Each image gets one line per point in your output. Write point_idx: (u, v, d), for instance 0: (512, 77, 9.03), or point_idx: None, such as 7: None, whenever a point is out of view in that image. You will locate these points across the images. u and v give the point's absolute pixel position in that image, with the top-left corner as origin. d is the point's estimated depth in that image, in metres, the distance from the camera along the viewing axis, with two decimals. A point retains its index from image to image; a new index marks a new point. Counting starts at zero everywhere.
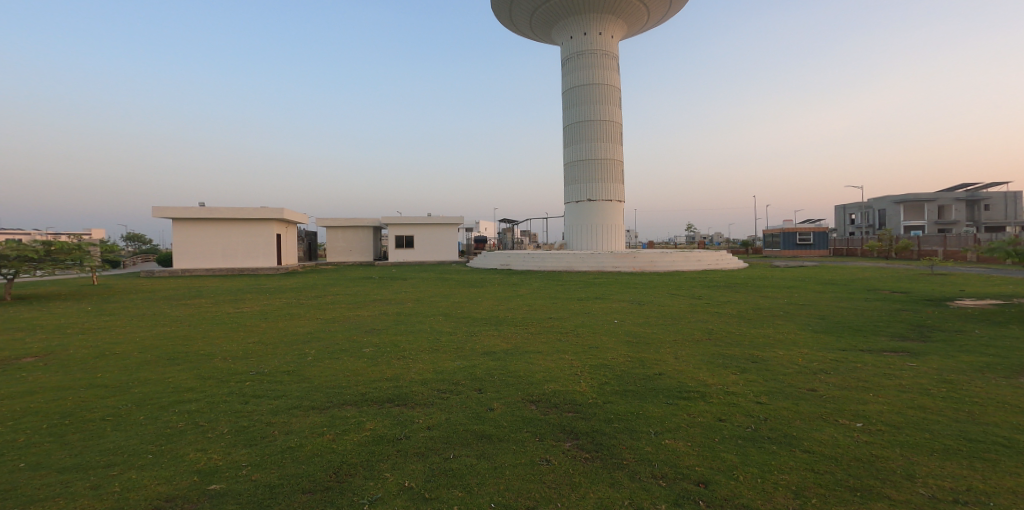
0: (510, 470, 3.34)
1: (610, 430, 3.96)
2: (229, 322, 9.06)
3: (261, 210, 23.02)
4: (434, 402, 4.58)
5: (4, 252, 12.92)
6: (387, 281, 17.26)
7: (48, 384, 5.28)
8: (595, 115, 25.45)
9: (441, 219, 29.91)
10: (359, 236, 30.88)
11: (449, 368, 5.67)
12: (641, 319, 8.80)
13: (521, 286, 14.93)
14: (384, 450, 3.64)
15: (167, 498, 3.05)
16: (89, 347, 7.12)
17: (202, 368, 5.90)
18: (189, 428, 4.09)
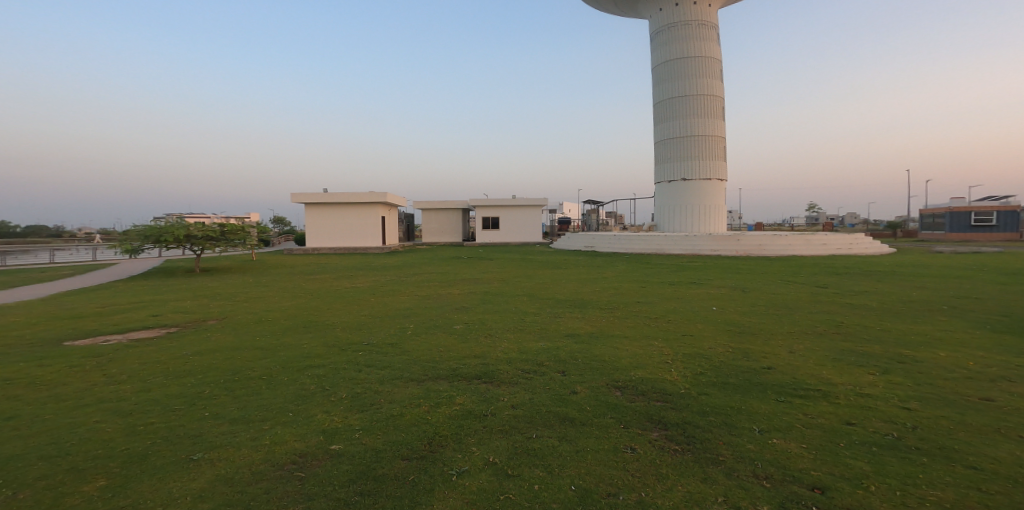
0: (594, 454, 3.33)
1: (706, 422, 3.74)
2: (345, 296, 10.12)
3: (370, 194, 25.13)
4: (519, 382, 4.69)
5: (194, 232, 15.66)
6: (480, 261, 17.87)
7: (218, 344, 6.39)
8: (694, 89, 23.49)
9: (526, 201, 30.09)
10: (450, 217, 32.38)
11: (533, 348, 5.75)
12: (741, 307, 8.12)
13: (614, 268, 14.59)
14: (473, 424, 3.84)
15: (300, 453, 3.51)
16: (248, 313, 8.45)
17: (326, 337, 6.69)
18: (318, 391, 4.68)
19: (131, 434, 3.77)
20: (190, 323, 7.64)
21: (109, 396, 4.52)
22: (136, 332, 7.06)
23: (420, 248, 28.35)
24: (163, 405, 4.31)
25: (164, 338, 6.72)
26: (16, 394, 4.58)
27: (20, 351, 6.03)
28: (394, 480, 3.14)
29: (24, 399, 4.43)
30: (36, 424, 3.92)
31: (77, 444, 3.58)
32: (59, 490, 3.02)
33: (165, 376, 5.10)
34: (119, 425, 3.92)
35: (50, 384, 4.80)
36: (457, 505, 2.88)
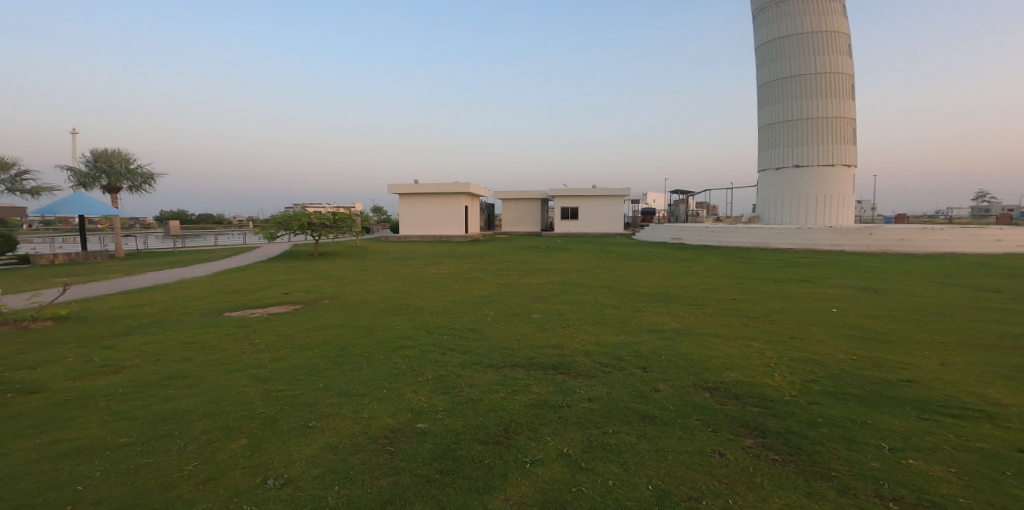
0: (677, 456, 3.18)
1: (813, 434, 3.40)
2: (432, 281, 10.61)
3: (453, 184, 25.95)
4: (597, 375, 4.60)
5: (314, 221, 17.28)
6: (562, 251, 17.79)
7: (327, 321, 7.01)
8: (814, 68, 21.14)
9: (606, 191, 29.15)
10: (529, 207, 32.57)
11: (613, 342, 5.61)
12: (851, 308, 7.31)
13: (706, 262, 13.78)
14: (550, 414, 3.85)
15: (392, 429, 3.75)
16: (351, 295, 9.16)
17: (417, 319, 7.08)
18: (407, 371, 4.97)
19: (268, 399, 4.23)
20: (307, 302, 8.46)
21: (246, 364, 5.12)
22: (271, 307, 7.98)
23: (500, 237, 28.87)
24: (289, 375, 4.79)
25: (289, 314, 7.50)
26: (184, 357, 5.33)
27: (186, 320, 7.05)
28: (473, 463, 3.25)
29: (191, 361, 5.18)
30: (195, 384, 4.53)
31: (227, 406, 4.07)
32: (213, 444, 3.45)
33: (289, 348, 5.68)
34: (257, 391, 4.40)
35: (208, 350, 5.56)
36: (531, 493, 2.91)
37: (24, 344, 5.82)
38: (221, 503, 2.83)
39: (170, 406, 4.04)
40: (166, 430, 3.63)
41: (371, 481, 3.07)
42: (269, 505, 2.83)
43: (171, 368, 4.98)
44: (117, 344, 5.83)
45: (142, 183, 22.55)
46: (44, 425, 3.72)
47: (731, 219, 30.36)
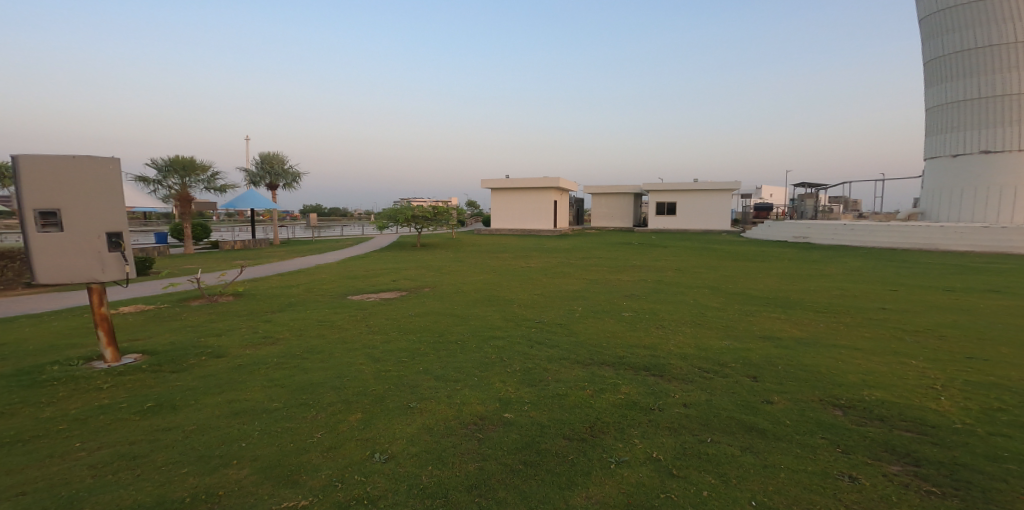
0: (792, 474, 2.93)
1: (993, 469, 2.93)
2: (522, 274, 10.77)
3: (543, 179, 25.97)
4: (695, 380, 4.38)
5: (417, 214, 18.29)
6: (657, 248, 17.12)
7: (429, 308, 7.40)
8: (1014, 36, 17.93)
9: (709, 185, 27.49)
10: (622, 202, 31.74)
11: (716, 346, 5.29)
12: (1018, 327, 6.15)
13: (823, 264, 12.45)
14: (638, 416, 3.75)
15: (480, 417, 3.86)
16: (447, 284, 9.59)
17: (507, 311, 7.23)
18: (497, 361, 5.09)
19: (379, 377, 4.58)
20: (410, 289, 9.01)
21: (362, 343, 5.59)
22: (383, 293, 8.63)
23: (589, 232, 28.47)
24: (395, 356, 5.14)
25: (394, 299, 8.04)
26: (317, 333, 5.96)
27: (319, 301, 7.89)
28: (557, 457, 3.27)
29: (322, 338, 5.77)
30: (325, 359, 5.04)
31: (347, 381, 4.47)
32: (337, 415, 3.81)
33: (396, 331, 6.11)
34: (371, 369, 4.78)
35: (330, 329, 6.15)
36: (614, 493, 2.86)
37: (212, 313, 6.91)
38: (338, 471, 3.12)
39: (306, 378, 4.53)
40: (303, 399, 4.07)
41: (460, 465, 3.20)
42: (374, 476, 3.07)
43: (308, 343, 5.58)
44: (275, 318, 6.67)
45: (291, 180, 25.54)
46: (224, 385, 4.36)
47: (881, 214, 27.09)
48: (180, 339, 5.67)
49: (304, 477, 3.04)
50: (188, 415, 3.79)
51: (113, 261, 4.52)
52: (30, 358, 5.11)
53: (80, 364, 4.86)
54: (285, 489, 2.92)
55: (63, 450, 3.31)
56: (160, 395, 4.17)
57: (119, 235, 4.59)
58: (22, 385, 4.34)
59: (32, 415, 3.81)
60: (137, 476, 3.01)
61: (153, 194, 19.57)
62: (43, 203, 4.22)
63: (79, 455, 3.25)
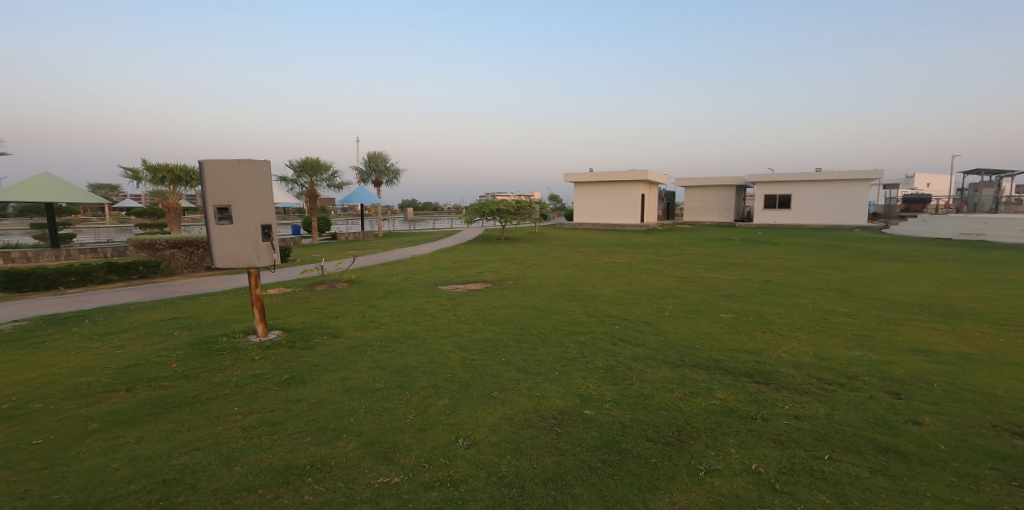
0: (938, 504, 2.61)
1: None
2: (607, 269, 10.56)
3: (629, 172, 25.24)
4: (811, 391, 4.03)
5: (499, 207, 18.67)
6: (758, 245, 15.91)
7: (515, 301, 7.52)
8: None
9: (834, 175, 24.90)
10: (719, 195, 29.89)
11: (842, 357, 4.82)
12: None
13: (957, 267, 10.77)
14: (735, 424, 3.54)
15: (560, 411, 3.87)
16: (532, 278, 9.67)
17: (590, 306, 7.15)
18: (578, 356, 5.05)
19: (465, 365, 4.76)
20: (494, 281, 9.22)
21: (451, 332, 5.83)
22: (470, 284, 8.93)
23: (680, 227, 27.20)
24: (480, 346, 5.29)
25: (481, 291, 8.29)
26: (412, 320, 6.32)
27: (414, 289, 8.35)
28: (638, 457, 3.18)
29: (418, 325, 6.11)
30: (419, 344, 5.33)
31: (437, 367, 4.69)
32: (427, 399, 4.02)
33: (482, 322, 6.29)
34: (458, 357, 4.97)
35: (423, 317, 6.48)
36: (702, 501, 2.73)
37: (331, 298, 7.60)
38: (427, 452, 3.28)
39: (402, 361, 4.82)
40: (399, 382, 4.33)
41: (538, 457, 3.23)
42: (458, 461, 3.20)
43: (405, 329, 5.94)
44: (380, 304, 7.18)
45: (393, 177, 27.29)
46: (339, 364, 4.79)
47: None
48: (309, 319, 6.32)
49: (398, 455, 3.25)
50: (311, 389, 4.21)
51: (264, 249, 5.07)
52: (199, 330, 6.00)
53: (241, 337, 5.59)
54: (382, 465, 3.14)
55: (215, 412, 3.83)
56: (293, 369, 4.67)
57: (270, 226, 5.11)
58: (201, 353, 5.12)
59: (194, 380, 4.46)
60: (274, 441, 3.40)
61: (288, 191, 22.10)
62: (213, 199, 4.82)
63: (235, 417, 3.75)
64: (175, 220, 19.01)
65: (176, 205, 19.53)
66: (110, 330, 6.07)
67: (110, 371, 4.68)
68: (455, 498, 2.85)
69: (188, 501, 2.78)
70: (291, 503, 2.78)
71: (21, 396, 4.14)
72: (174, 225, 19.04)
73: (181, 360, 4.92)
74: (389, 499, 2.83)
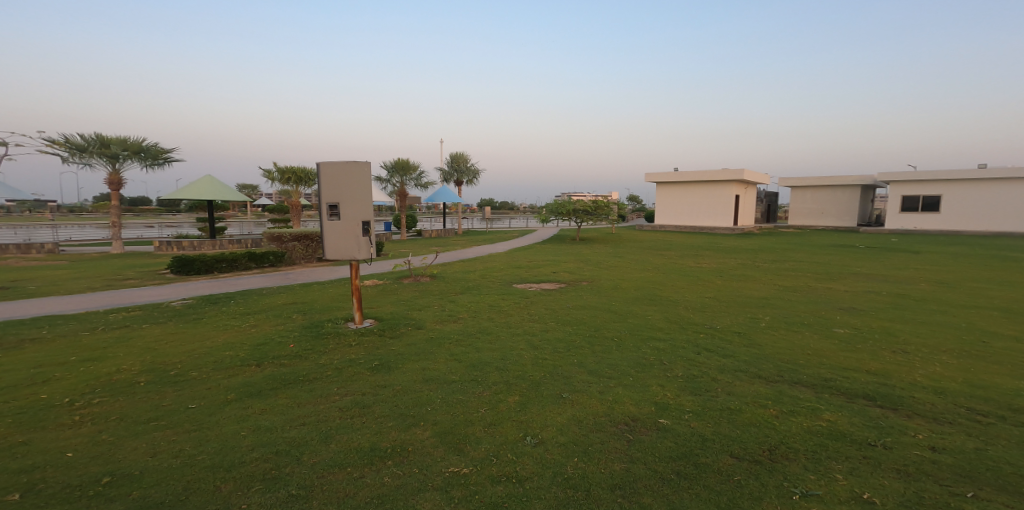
0: None
1: None
2: (693, 274, 10.05)
3: (723, 172, 23.69)
4: (954, 422, 3.56)
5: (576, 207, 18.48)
6: (877, 253, 14.22)
7: (592, 302, 7.42)
8: None
9: (994, 175, 21.63)
10: (838, 196, 27.14)
11: (1004, 387, 4.16)
12: None
13: None
14: (842, 450, 3.22)
15: (634, 417, 3.77)
16: (610, 279, 9.48)
17: (670, 312, 6.86)
18: (657, 363, 4.88)
19: (538, 364, 4.79)
20: (569, 282, 9.16)
21: (524, 330, 5.90)
22: (545, 283, 8.95)
23: (781, 231, 25.10)
24: (552, 346, 5.30)
25: (557, 290, 8.28)
26: (488, 316, 6.49)
27: (490, 286, 8.55)
28: (718, 473, 3.02)
29: (493, 321, 6.24)
30: (493, 340, 5.46)
31: (510, 364, 4.77)
32: (499, 395, 4.10)
33: (555, 322, 6.29)
34: (530, 355, 5.02)
35: (500, 314, 6.62)
36: None
37: (415, 291, 8.02)
38: (495, 447, 3.36)
39: (477, 356, 4.97)
40: (473, 376, 4.47)
41: (607, 463, 3.18)
42: (525, 458, 3.24)
43: (481, 324, 6.11)
44: (459, 299, 7.45)
45: (473, 177, 28.16)
46: (418, 354, 5.05)
47: None
48: (396, 310, 6.73)
49: (468, 446, 3.36)
50: (394, 377, 4.48)
51: (363, 244, 5.43)
52: (309, 314, 6.65)
53: (340, 323, 6.11)
54: (453, 455, 3.26)
55: (315, 392, 4.22)
56: (379, 357, 5.00)
57: (369, 222, 5.45)
58: (310, 335, 5.67)
59: (299, 360, 4.95)
60: (362, 422, 3.67)
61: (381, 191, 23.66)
62: (326, 198, 5.38)
63: (332, 398, 4.10)
64: (296, 216, 21.22)
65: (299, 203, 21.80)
66: (228, 311, 6.91)
67: (240, 347, 5.35)
68: (520, 495, 2.88)
69: (292, 471, 3.08)
70: (373, 483, 2.98)
71: (169, 366, 4.84)
72: (296, 220, 21.25)
73: (292, 342, 5.48)
74: (458, 488, 2.94)
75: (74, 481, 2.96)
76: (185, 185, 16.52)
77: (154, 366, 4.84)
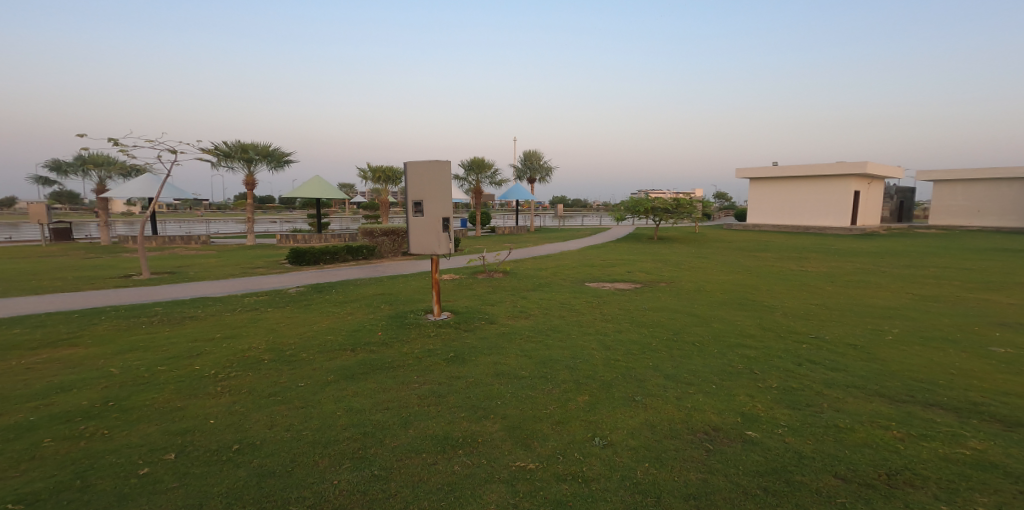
0: None
1: None
2: (793, 278, 9.19)
3: (839, 165, 21.28)
4: None
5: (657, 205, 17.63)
6: None
7: (672, 305, 7.08)
8: None
9: None
10: (999, 191, 23.08)
11: None
12: None
13: None
14: (989, 481, 2.82)
15: (715, 427, 3.56)
16: (694, 281, 8.97)
17: (763, 318, 6.36)
18: (746, 372, 4.55)
19: (610, 364, 4.69)
20: (647, 282, 8.82)
21: (596, 329, 5.81)
22: (619, 283, 8.70)
23: (911, 231, 21.98)
24: (626, 347, 5.16)
25: (634, 291, 8.02)
26: (559, 314, 6.47)
27: (563, 284, 8.52)
28: (816, 493, 2.77)
29: (565, 319, 6.21)
30: (564, 339, 5.44)
31: (580, 363, 4.73)
32: (568, 393, 4.09)
33: (629, 323, 6.10)
34: (602, 355, 4.93)
35: (574, 312, 6.56)
36: None
37: (489, 286, 8.23)
38: (563, 445, 3.37)
39: (548, 353, 4.99)
40: (543, 373, 4.50)
41: (681, 471, 3.04)
42: (592, 459, 3.20)
43: (551, 322, 6.12)
44: (530, 296, 7.51)
45: (545, 174, 27.97)
46: (491, 348, 5.19)
47: None
48: (471, 305, 6.95)
49: (536, 442, 3.40)
50: (469, 369, 4.66)
51: (442, 239, 5.67)
52: (393, 305, 7.10)
53: (420, 314, 6.45)
54: (520, 450, 3.33)
55: (397, 379, 4.51)
56: (454, 349, 5.22)
57: (448, 218, 5.70)
58: (394, 325, 6.06)
59: (385, 348, 5.32)
60: (438, 411, 3.87)
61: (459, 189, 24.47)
62: (412, 195, 5.74)
63: (412, 385, 4.37)
64: (385, 212, 22.64)
65: (387, 200, 23.25)
66: (323, 300, 7.57)
67: (336, 333, 5.85)
68: (585, 495, 2.86)
69: (376, 453, 3.34)
70: (444, 470, 3.13)
71: (282, 347, 5.46)
72: (385, 215, 22.61)
73: (379, 331, 5.89)
74: (523, 483, 2.99)
75: (213, 446, 3.46)
76: (299, 186, 18.38)
77: (266, 347, 5.46)
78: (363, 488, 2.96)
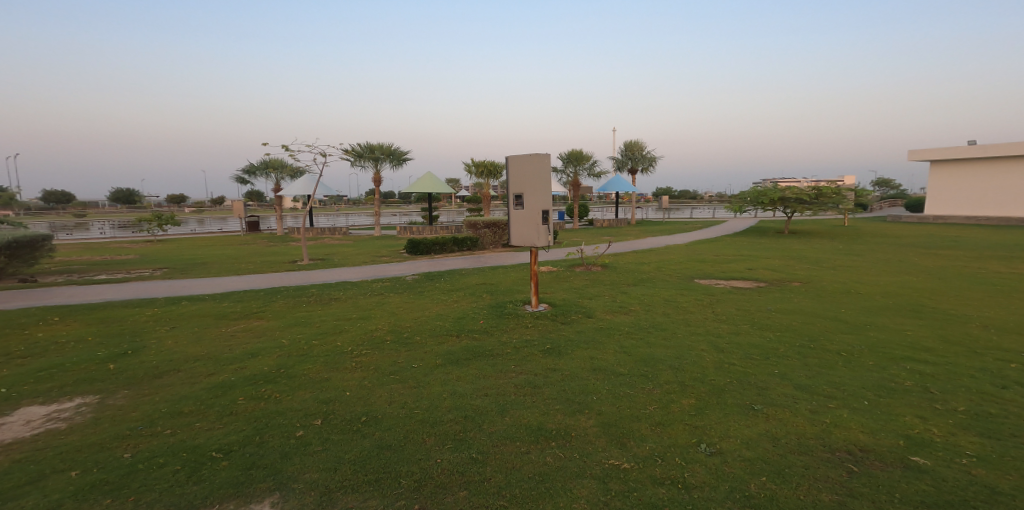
0: None
1: None
2: (987, 282, 7.41)
3: None
4: None
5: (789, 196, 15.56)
6: None
7: (807, 307, 6.16)
8: None
9: None
10: None
11: None
12: None
13: None
14: None
15: (863, 448, 2.99)
16: (839, 281, 7.72)
17: (945, 329, 5.19)
18: (915, 390, 3.75)
19: (723, 368, 4.24)
20: (774, 281, 7.81)
21: (706, 329, 5.31)
22: (736, 281, 7.84)
23: None
24: (744, 351, 4.61)
25: (755, 289, 7.16)
26: (664, 311, 6.05)
27: (669, 279, 7.96)
28: None
29: (670, 317, 5.79)
30: (669, 337, 5.06)
31: (687, 364, 4.35)
32: (671, 395, 3.79)
33: (748, 325, 5.46)
34: (712, 358, 4.48)
35: (682, 310, 6.07)
36: None
37: (588, 279, 8.02)
38: (662, 448, 3.13)
39: (650, 352, 4.68)
40: (644, 372, 4.23)
41: (809, 490, 2.62)
42: (696, 466, 2.92)
43: (654, 318, 5.74)
44: (631, 290, 7.15)
45: (647, 165, 26.33)
46: (589, 342, 5.04)
47: None
48: (569, 297, 6.84)
49: (633, 442, 3.22)
50: (565, 362, 4.58)
51: (542, 231, 5.65)
52: (495, 295, 7.29)
53: (520, 305, 6.52)
54: (614, 448, 3.18)
55: (496, 367, 4.63)
56: (551, 341, 5.17)
57: (548, 210, 5.64)
58: (494, 315, 6.21)
59: (486, 336, 5.49)
60: (534, 402, 3.87)
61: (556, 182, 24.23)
62: (512, 188, 5.78)
63: (510, 374, 4.44)
64: (484, 205, 23.34)
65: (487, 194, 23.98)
66: (433, 289, 8.06)
67: (442, 320, 6.18)
68: (685, 502, 2.62)
69: (473, 436, 3.46)
70: (536, 460, 3.12)
71: (397, 330, 5.91)
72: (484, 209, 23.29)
73: (481, 319, 6.08)
74: (616, 482, 2.85)
75: (346, 416, 3.89)
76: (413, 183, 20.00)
77: (382, 330, 5.98)
78: (461, 469, 3.09)
